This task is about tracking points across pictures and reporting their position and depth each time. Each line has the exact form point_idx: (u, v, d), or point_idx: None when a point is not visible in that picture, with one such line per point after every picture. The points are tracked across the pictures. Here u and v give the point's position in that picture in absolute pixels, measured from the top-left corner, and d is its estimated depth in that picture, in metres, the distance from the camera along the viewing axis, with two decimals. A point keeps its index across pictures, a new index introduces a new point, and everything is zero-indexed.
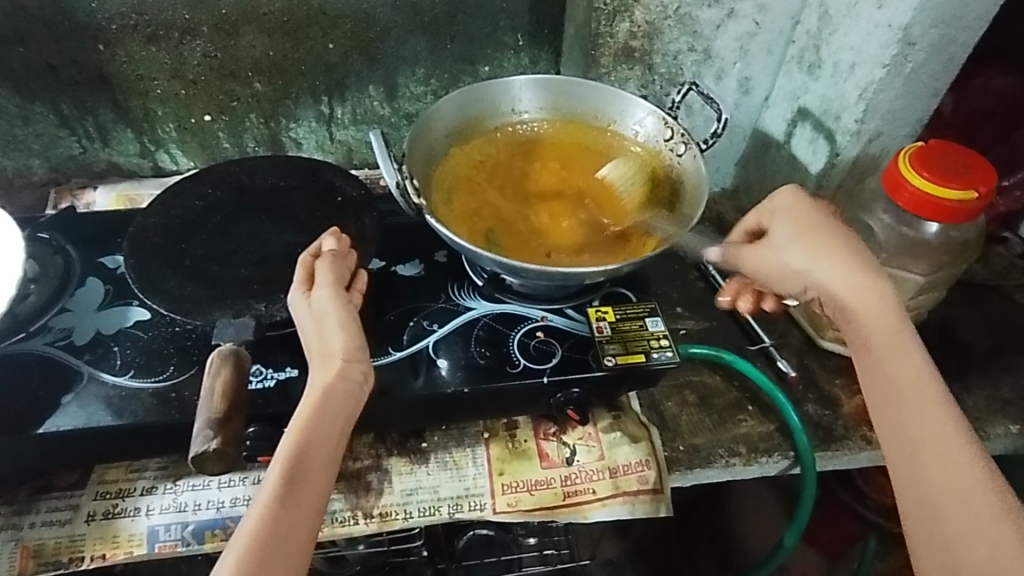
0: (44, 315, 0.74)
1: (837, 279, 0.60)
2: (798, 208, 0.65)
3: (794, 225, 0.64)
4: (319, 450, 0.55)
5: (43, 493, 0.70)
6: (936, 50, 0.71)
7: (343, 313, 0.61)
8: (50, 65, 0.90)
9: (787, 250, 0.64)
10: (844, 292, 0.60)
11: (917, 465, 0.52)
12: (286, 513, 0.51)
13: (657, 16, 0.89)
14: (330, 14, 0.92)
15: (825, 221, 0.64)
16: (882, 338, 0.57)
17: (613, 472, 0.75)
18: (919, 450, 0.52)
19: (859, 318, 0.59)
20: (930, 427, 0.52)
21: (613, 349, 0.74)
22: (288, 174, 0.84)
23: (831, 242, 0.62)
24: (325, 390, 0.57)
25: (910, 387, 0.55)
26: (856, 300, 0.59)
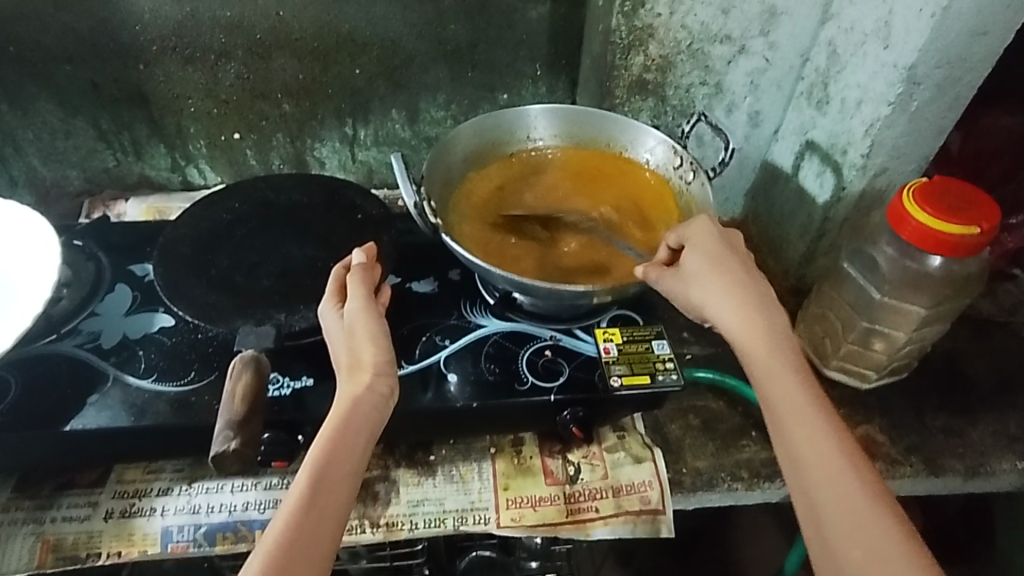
0: (75, 318, 0.77)
1: (731, 311, 0.66)
2: (706, 240, 0.70)
3: (700, 258, 0.69)
4: (340, 461, 0.57)
5: (65, 489, 0.73)
6: (941, 90, 0.73)
7: (373, 325, 0.64)
8: (93, 83, 0.95)
9: (694, 282, 0.68)
10: (733, 327, 0.66)
11: (812, 486, 0.57)
12: (310, 522, 0.54)
13: (670, 50, 0.92)
14: (358, 42, 0.97)
15: (718, 252, 0.69)
16: (770, 364, 0.63)
17: (616, 491, 0.76)
18: (810, 469, 0.57)
19: (749, 351, 0.64)
20: (818, 446, 0.58)
21: (620, 370, 0.76)
22: (312, 192, 0.88)
23: (723, 275, 0.67)
24: (352, 401, 0.60)
25: (801, 413, 0.60)
26: (748, 328, 0.65)
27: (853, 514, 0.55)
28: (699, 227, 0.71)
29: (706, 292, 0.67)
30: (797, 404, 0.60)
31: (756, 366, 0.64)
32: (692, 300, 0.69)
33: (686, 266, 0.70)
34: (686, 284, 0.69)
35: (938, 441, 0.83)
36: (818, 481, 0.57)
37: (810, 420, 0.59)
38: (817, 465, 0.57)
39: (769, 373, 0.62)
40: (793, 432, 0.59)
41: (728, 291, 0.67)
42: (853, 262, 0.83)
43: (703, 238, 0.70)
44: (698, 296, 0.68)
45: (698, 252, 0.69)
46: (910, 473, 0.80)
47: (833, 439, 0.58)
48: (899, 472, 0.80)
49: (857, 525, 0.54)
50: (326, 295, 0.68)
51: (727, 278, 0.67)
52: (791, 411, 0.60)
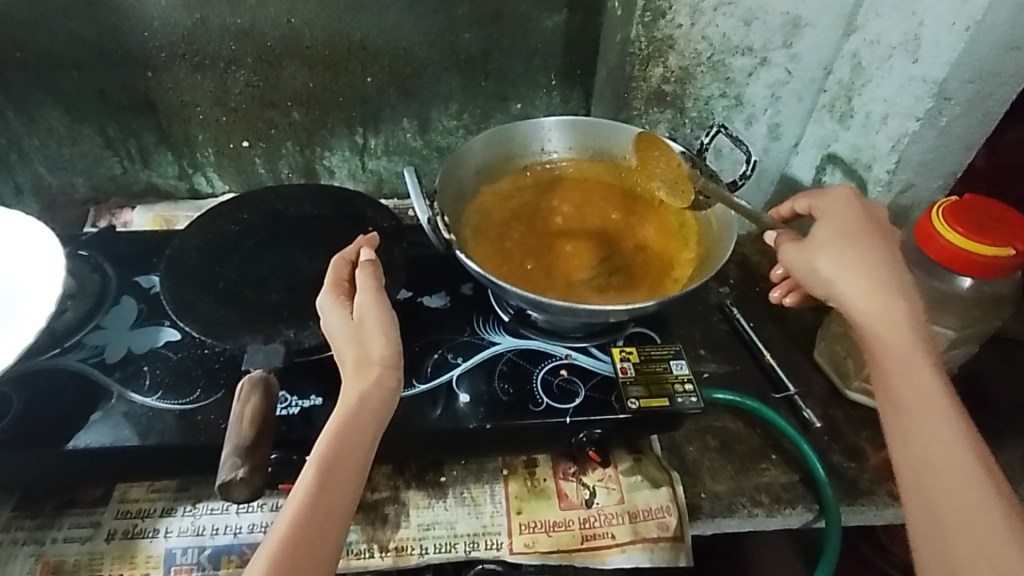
0: (79, 332, 0.76)
1: (862, 288, 0.61)
2: (838, 211, 0.67)
3: (824, 233, 0.66)
4: (345, 459, 0.55)
5: (66, 509, 0.71)
6: (972, 106, 0.70)
7: (382, 317, 0.61)
8: (101, 90, 0.94)
9: (823, 253, 0.64)
10: (864, 308, 0.60)
11: (935, 481, 0.52)
12: (315, 521, 0.52)
13: (691, 61, 0.89)
14: (370, 50, 0.95)
15: (858, 224, 0.65)
16: (898, 346, 0.58)
17: (633, 516, 0.74)
18: (935, 458, 0.53)
19: (875, 337, 0.59)
20: (944, 435, 0.53)
21: (637, 391, 0.73)
22: (322, 203, 0.86)
23: (854, 251, 0.63)
24: (360, 397, 0.56)
25: (926, 400, 0.55)
26: (876, 307, 0.60)
27: (971, 509, 0.50)
28: (841, 198, 0.68)
29: (832, 266, 0.63)
30: (924, 390, 0.55)
31: (880, 352, 0.59)
32: (817, 271, 0.64)
33: (815, 238, 0.66)
34: (811, 254, 0.65)
35: None
36: (945, 483, 0.51)
37: (934, 406, 0.55)
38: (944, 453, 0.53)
39: (903, 362, 0.57)
40: (916, 417, 0.55)
41: (864, 269, 0.61)
42: None
43: (840, 211, 0.67)
44: (827, 268, 0.63)
45: (828, 228, 0.66)
46: None
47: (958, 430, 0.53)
48: None
49: (978, 522, 0.49)
50: (326, 289, 0.66)
51: (852, 252, 0.63)
52: (916, 396, 0.55)
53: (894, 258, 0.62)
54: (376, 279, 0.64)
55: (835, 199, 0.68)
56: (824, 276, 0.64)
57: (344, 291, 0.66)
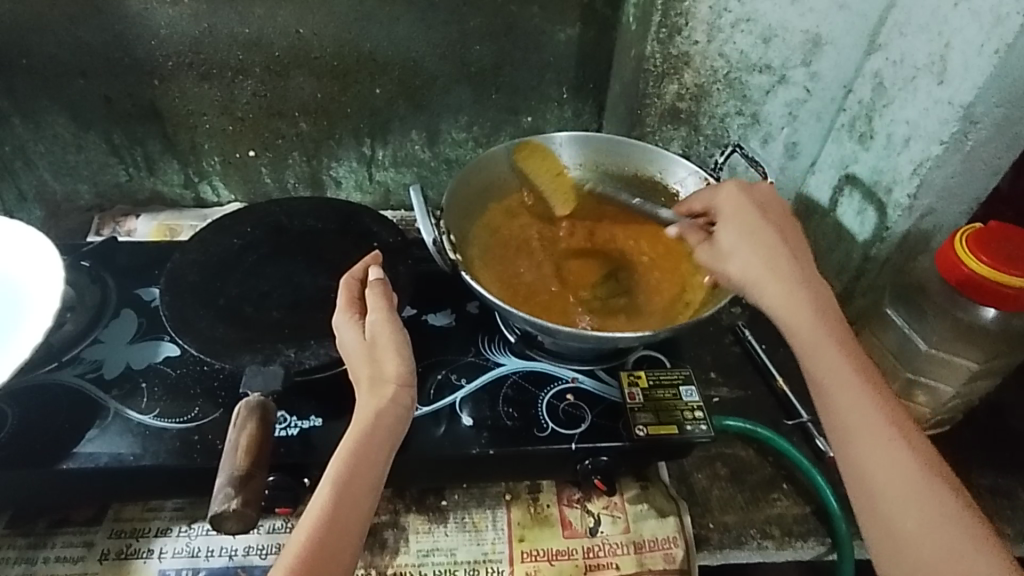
0: (77, 345, 0.74)
1: (768, 284, 0.62)
2: (735, 209, 0.67)
3: (724, 229, 0.67)
4: (360, 477, 0.54)
5: (59, 527, 0.69)
6: (999, 131, 0.68)
7: (395, 335, 0.59)
8: (107, 98, 0.93)
9: (732, 254, 0.65)
10: (774, 300, 0.61)
11: (858, 456, 0.54)
12: (330, 541, 0.51)
13: (706, 79, 0.91)
14: (379, 61, 0.93)
15: (755, 220, 0.65)
16: (806, 327, 0.59)
17: (638, 547, 0.71)
18: (853, 430, 0.55)
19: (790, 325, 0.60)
20: (856, 404, 0.55)
21: (645, 418, 0.71)
22: (327, 218, 0.84)
23: (752, 244, 0.64)
24: (373, 415, 0.55)
25: (838, 376, 0.57)
26: (782, 292, 0.61)
27: (895, 468, 0.52)
28: (731, 192, 0.69)
29: (739, 264, 0.64)
30: (832, 365, 0.57)
31: (798, 341, 0.60)
32: (731, 274, 0.65)
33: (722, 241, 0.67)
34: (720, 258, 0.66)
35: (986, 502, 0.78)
36: (872, 455, 0.53)
37: (846, 378, 0.57)
38: (858, 424, 0.55)
39: (813, 345, 0.59)
40: (831, 392, 0.57)
41: (767, 265, 0.63)
42: (898, 308, 0.82)
43: (738, 206, 0.68)
44: (735, 267, 0.64)
45: (726, 225, 0.67)
46: None
47: (870, 395, 0.56)
48: None
49: (902, 482, 0.52)
50: (339, 307, 0.64)
51: (755, 250, 0.64)
52: (828, 373, 0.57)
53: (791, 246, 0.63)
54: (389, 297, 0.62)
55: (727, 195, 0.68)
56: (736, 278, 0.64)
57: (357, 306, 0.64)
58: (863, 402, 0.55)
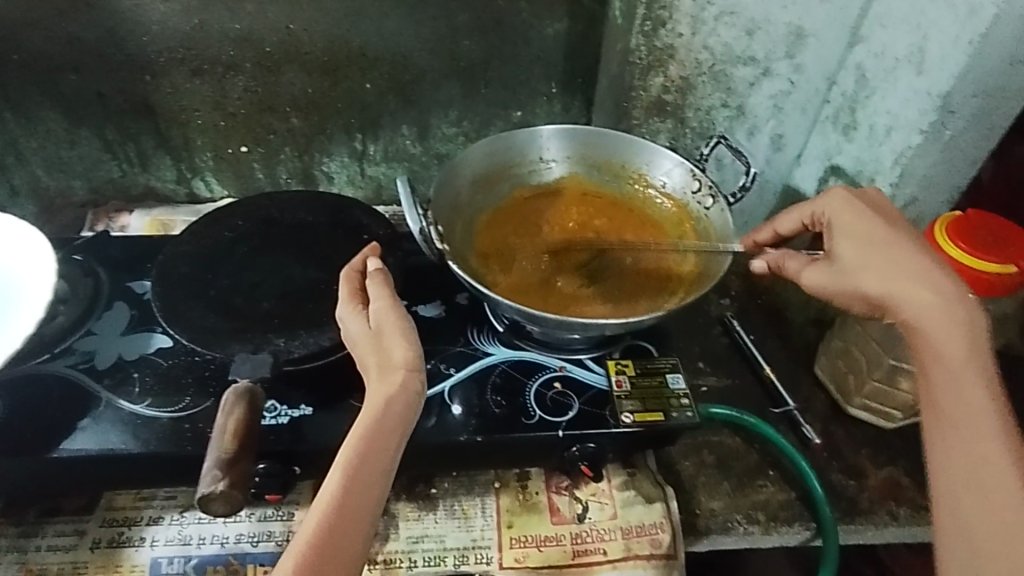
0: (69, 336, 0.75)
1: (911, 300, 0.58)
2: (852, 218, 0.64)
3: (861, 242, 0.62)
4: (371, 464, 0.53)
5: (51, 516, 0.70)
6: (977, 120, 0.69)
7: (401, 323, 0.60)
8: (99, 94, 0.94)
9: (862, 267, 0.61)
10: (914, 316, 0.58)
11: (970, 487, 0.51)
12: (338, 525, 0.51)
13: (692, 72, 0.91)
14: (370, 56, 0.94)
15: (905, 238, 0.61)
16: (951, 360, 0.55)
17: (625, 533, 0.72)
18: (972, 460, 0.52)
19: (925, 345, 0.57)
20: (978, 439, 0.52)
21: (631, 405, 0.72)
22: (317, 210, 0.85)
23: (905, 263, 0.59)
24: (382, 401, 0.55)
25: (968, 408, 0.54)
26: (931, 318, 0.57)
27: (1005, 527, 0.49)
28: (843, 203, 0.65)
29: (881, 277, 0.60)
30: (972, 405, 0.54)
31: (932, 362, 0.56)
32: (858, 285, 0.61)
33: (848, 251, 0.63)
34: (849, 267, 0.62)
35: None
36: (982, 491, 0.51)
37: (979, 422, 0.53)
38: (981, 470, 0.51)
39: (949, 372, 0.55)
40: (960, 430, 0.53)
41: (907, 283, 0.58)
42: None
43: (851, 217, 0.64)
44: (874, 280, 0.60)
45: (862, 238, 0.63)
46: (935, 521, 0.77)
47: (1003, 448, 0.52)
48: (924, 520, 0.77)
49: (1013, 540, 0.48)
50: (342, 298, 0.64)
51: (895, 265, 0.60)
52: (962, 410, 0.54)
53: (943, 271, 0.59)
54: (390, 289, 0.63)
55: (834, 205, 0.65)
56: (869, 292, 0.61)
57: (361, 298, 0.64)
58: (989, 441, 0.52)
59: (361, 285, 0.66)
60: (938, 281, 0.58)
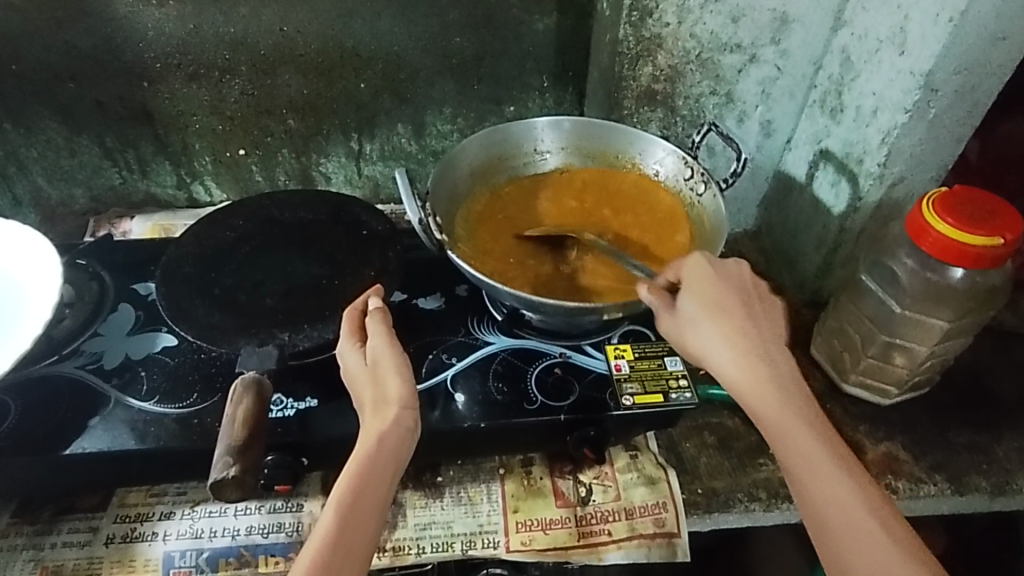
0: (77, 339, 0.77)
1: (726, 357, 0.62)
2: (695, 277, 0.66)
3: (689, 304, 0.65)
4: (367, 498, 0.55)
5: (66, 514, 0.71)
6: (960, 98, 0.71)
7: (397, 357, 0.60)
8: (98, 101, 0.95)
9: (691, 329, 0.64)
10: (733, 374, 0.61)
11: (829, 537, 0.54)
12: (334, 562, 0.52)
13: (679, 60, 0.88)
14: (363, 56, 0.96)
15: (717, 294, 0.64)
16: (772, 413, 0.59)
17: (629, 514, 0.74)
18: (828, 507, 0.55)
19: (753, 400, 0.60)
20: (826, 483, 0.55)
21: (632, 388, 0.74)
22: (317, 209, 0.87)
23: (721, 318, 0.63)
24: (377, 437, 0.56)
25: (807, 451, 0.57)
26: (747, 378, 0.60)
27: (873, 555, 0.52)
28: (696, 262, 0.66)
29: (701, 336, 0.63)
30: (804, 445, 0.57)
31: (760, 417, 0.59)
32: (690, 344, 0.64)
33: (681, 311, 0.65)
34: (681, 331, 0.64)
35: (963, 458, 0.81)
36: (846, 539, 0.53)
37: (823, 470, 0.56)
38: (838, 512, 0.54)
39: (778, 420, 0.58)
40: (808, 476, 0.56)
41: (726, 338, 0.62)
42: (872, 274, 0.81)
43: (690, 274, 0.66)
44: (698, 342, 0.63)
45: (690, 296, 0.65)
46: (934, 492, 0.78)
47: (850, 483, 0.55)
48: (922, 492, 0.78)
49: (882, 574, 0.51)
50: (344, 334, 0.64)
51: (722, 321, 0.63)
52: (798, 459, 0.57)
53: (750, 319, 0.63)
54: (387, 323, 0.63)
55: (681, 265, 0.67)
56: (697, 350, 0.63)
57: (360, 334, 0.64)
58: (833, 479, 0.55)
59: (357, 322, 0.65)
60: (749, 336, 0.62)
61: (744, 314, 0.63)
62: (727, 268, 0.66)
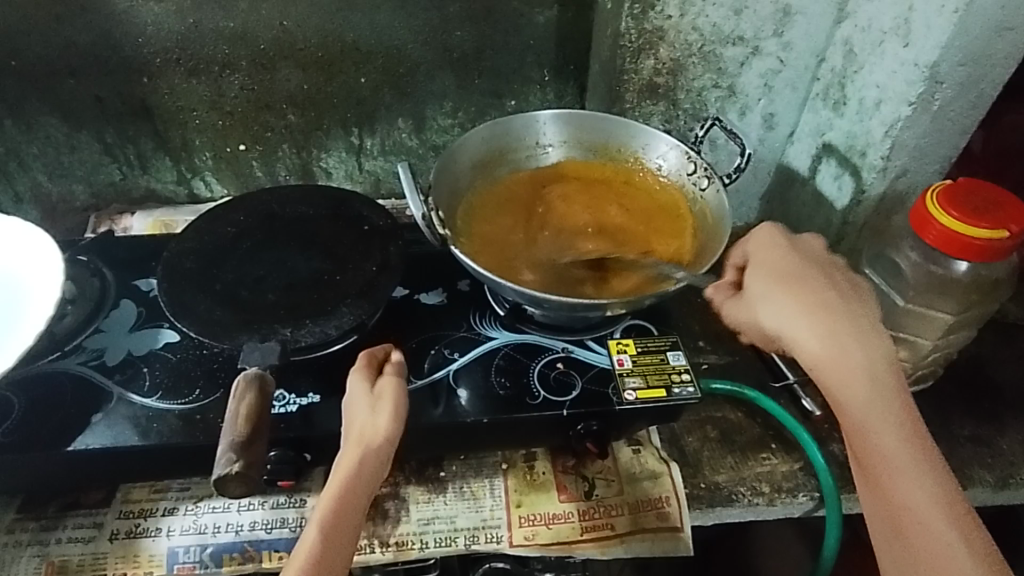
0: (79, 335, 0.76)
1: (811, 335, 0.59)
2: (774, 258, 0.65)
3: (766, 284, 0.64)
4: (348, 516, 0.55)
5: (70, 510, 0.72)
6: (965, 89, 0.70)
7: (395, 385, 0.63)
8: (98, 97, 0.95)
9: (763, 304, 0.63)
10: (816, 353, 0.59)
11: (903, 530, 0.54)
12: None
13: (682, 53, 0.87)
14: (363, 50, 0.95)
15: (801, 276, 0.63)
16: (858, 400, 0.57)
17: (632, 508, 0.74)
18: (902, 499, 0.54)
19: (832, 382, 0.58)
20: (909, 478, 0.54)
21: (634, 383, 0.74)
22: (318, 204, 0.86)
23: (806, 297, 0.61)
24: (361, 456, 0.57)
25: (889, 445, 0.56)
26: (829, 358, 0.58)
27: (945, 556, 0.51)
28: (774, 245, 0.66)
29: (777, 313, 0.62)
30: (887, 438, 0.56)
31: (840, 401, 0.58)
32: (764, 323, 0.63)
33: (754, 289, 0.65)
34: (755, 310, 0.64)
35: (967, 451, 0.81)
36: (918, 535, 0.53)
37: (906, 467, 0.55)
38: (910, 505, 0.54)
39: (860, 406, 0.57)
40: (876, 462, 0.56)
41: (808, 318, 0.60)
42: (874, 267, 0.81)
43: (770, 255, 0.66)
44: (772, 320, 0.62)
45: (767, 272, 0.65)
46: None
47: (931, 486, 0.54)
48: None
49: (952, 572, 0.51)
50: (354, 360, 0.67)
51: (803, 301, 0.61)
52: (881, 451, 0.56)
53: (845, 301, 0.61)
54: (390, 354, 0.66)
55: (761, 246, 0.67)
56: (770, 329, 0.62)
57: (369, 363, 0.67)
58: (914, 477, 0.54)
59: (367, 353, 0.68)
60: (837, 316, 0.60)
61: (834, 295, 0.61)
62: (814, 250, 0.66)
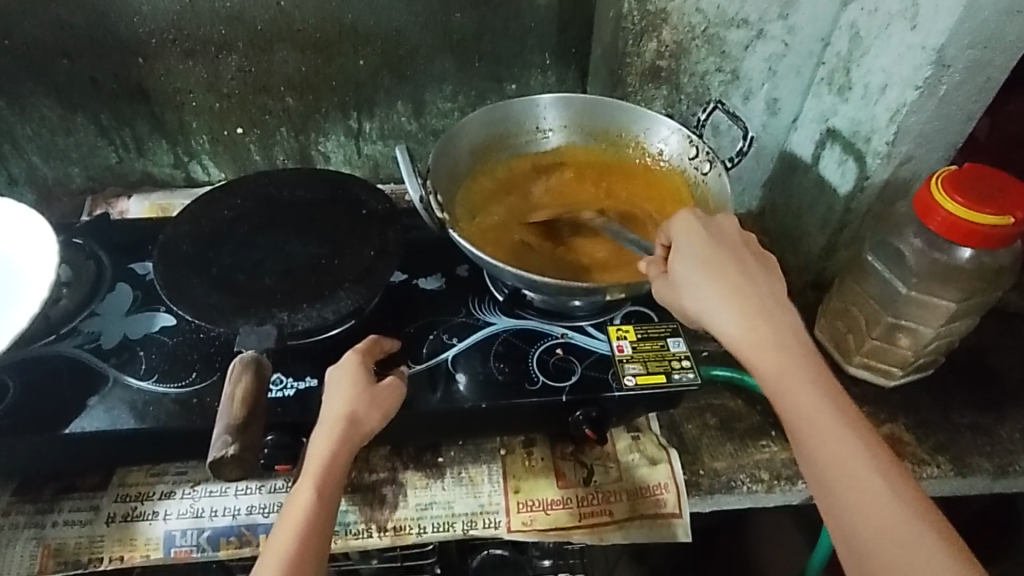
0: (75, 318, 0.76)
1: (728, 314, 0.60)
2: (692, 236, 0.66)
3: (691, 263, 0.63)
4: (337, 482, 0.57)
5: (67, 493, 0.71)
6: (972, 74, 0.69)
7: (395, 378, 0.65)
8: (93, 78, 0.93)
9: (684, 286, 0.62)
10: (737, 328, 0.59)
11: (831, 493, 0.52)
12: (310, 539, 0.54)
13: (685, 36, 0.88)
14: (361, 32, 0.94)
15: (716, 253, 0.63)
16: (778, 368, 0.56)
17: (631, 494, 0.74)
18: (827, 458, 0.52)
19: (757, 357, 0.58)
20: (832, 436, 0.53)
21: (634, 369, 0.73)
22: (316, 188, 0.85)
23: (724, 275, 0.61)
24: (355, 427, 0.60)
25: (813, 408, 0.54)
26: (751, 332, 0.58)
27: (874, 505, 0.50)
28: (688, 220, 0.66)
29: (701, 294, 0.61)
30: (810, 403, 0.54)
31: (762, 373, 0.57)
32: (687, 304, 0.62)
33: (676, 270, 0.64)
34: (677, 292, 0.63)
35: (966, 439, 0.81)
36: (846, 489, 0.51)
37: (830, 426, 0.53)
38: (853, 481, 0.51)
39: (782, 374, 0.56)
40: (809, 435, 0.54)
41: (728, 295, 0.60)
42: (877, 254, 0.81)
43: (687, 234, 0.66)
44: (694, 299, 0.61)
45: (686, 247, 0.64)
46: (937, 473, 0.78)
47: (854, 436, 0.53)
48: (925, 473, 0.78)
49: (880, 523, 0.49)
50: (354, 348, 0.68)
51: (723, 278, 0.61)
52: (805, 414, 0.54)
53: (758, 278, 0.61)
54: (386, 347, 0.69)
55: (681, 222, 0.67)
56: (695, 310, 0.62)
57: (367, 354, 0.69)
58: (838, 435, 0.53)
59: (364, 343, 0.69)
60: (751, 291, 0.60)
61: (741, 269, 0.62)
62: (727, 225, 0.66)
